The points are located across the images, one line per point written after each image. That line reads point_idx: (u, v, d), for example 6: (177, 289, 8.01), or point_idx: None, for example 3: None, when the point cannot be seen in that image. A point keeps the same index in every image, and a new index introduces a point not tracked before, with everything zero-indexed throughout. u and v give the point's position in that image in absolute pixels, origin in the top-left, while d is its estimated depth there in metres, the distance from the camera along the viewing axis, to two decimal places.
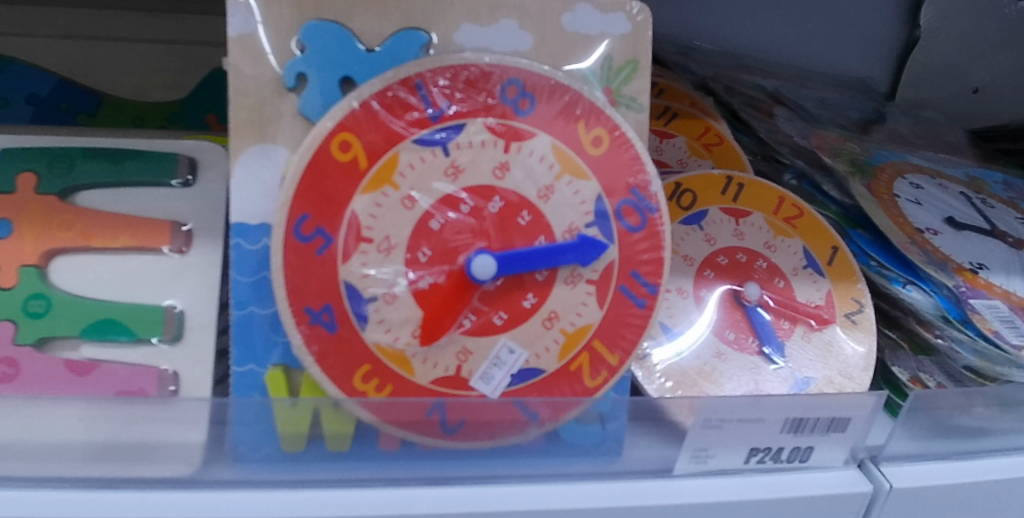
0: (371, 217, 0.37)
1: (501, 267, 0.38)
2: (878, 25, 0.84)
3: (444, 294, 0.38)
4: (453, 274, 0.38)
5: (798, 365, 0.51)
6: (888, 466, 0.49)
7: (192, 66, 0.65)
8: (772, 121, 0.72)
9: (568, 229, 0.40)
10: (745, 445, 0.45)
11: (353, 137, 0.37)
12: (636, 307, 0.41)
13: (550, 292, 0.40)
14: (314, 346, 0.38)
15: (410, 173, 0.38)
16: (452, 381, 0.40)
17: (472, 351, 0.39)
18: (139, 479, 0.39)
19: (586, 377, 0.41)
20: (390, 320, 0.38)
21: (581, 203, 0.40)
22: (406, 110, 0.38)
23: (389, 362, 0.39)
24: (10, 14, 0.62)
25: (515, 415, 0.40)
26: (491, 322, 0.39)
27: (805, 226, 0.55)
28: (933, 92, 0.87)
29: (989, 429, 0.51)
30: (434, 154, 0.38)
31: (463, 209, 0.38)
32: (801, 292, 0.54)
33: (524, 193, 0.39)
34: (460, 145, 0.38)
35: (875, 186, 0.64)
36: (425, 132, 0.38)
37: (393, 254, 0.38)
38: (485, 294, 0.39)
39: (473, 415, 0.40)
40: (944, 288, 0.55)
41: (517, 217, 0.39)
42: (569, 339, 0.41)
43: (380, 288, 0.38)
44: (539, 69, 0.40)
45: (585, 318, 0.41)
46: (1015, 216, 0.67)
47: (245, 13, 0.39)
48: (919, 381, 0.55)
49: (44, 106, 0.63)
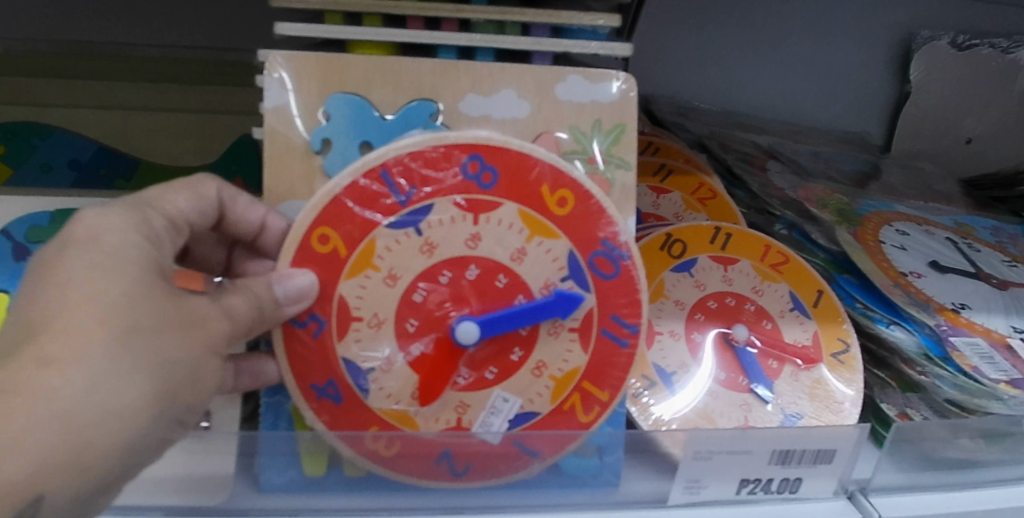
0: (360, 297, 0.44)
1: (481, 332, 0.43)
2: (863, 83, 0.90)
3: (434, 357, 0.44)
4: (439, 339, 0.44)
5: (787, 401, 0.54)
6: (877, 497, 0.51)
7: (222, 133, 0.70)
8: (765, 175, 0.76)
9: (545, 285, 0.44)
10: (735, 477, 0.47)
11: (331, 229, 0.43)
12: (620, 348, 0.46)
13: (535, 345, 0.45)
14: (317, 414, 0.44)
15: (389, 254, 0.43)
16: (452, 432, 0.45)
17: (469, 404, 0.45)
18: (171, 508, 0.43)
19: (579, 413, 0.46)
20: (388, 386, 0.45)
21: (553, 260, 0.44)
22: (376, 196, 0.43)
23: (393, 420, 0.45)
24: (56, 88, 0.69)
25: (518, 454, 0.44)
26: (482, 377, 0.45)
27: (791, 272, 0.59)
28: (926, 143, 0.91)
29: (976, 462, 0.53)
30: (409, 235, 0.43)
31: (441, 280, 0.44)
32: (788, 333, 0.57)
33: (497, 258, 0.44)
34: (432, 224, 0.43)
35: (861, 234, 0.67)
36: (399, 212, 0.43)
37: (383, 329, 0.44)
38: (468, 358, 0.45)
39: (478, 458, 0.44)
40: (926, 327, 0.58)
41: (494, 281, 0.44)
42: (558, 384, 0.45)
43: (377, 360, 0.44)
44: (497, 144, 0.43)
45: (572, 362, 0.45)
46: (1001, 258, 0.70)
47: (279, 87, 0.44)
48: (906, 417, 0.57)
49: (84, 170, 0.68)
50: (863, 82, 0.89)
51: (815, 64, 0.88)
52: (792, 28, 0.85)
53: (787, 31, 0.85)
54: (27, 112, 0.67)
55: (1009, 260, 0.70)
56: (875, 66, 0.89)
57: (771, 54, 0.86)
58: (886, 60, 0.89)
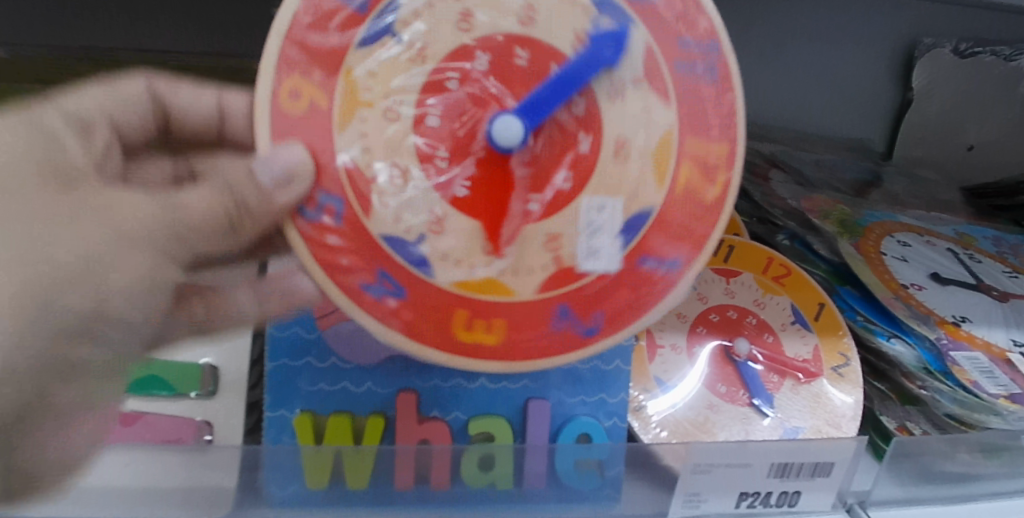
0: (359, 135, 0.36)
1: (524, 119, 0.37)
2: (867, 91, 0.89)
3: (482, 198, 0.37)
4: (481, 160, 0.37)
5: (788, 415, 0.54)
6: (877, 510, 0.51)
7: None
8: (768, 185, 0.77)
9: (575, 38, 0.38)
10: (735, 490, 0.48)
11: (298, 78, 0.35)
12: (709, 114, 0.40)
13: (602, 127, 0.39)
14: (376, 323, 0.37)
15: (375, 80, 0.36)
16: (516, 300, 0.38)
17: (558, 237, 0.38)
18: None
19: (681, 244, 0.40)
20: (421, 252, 0.37)
21: (570, 4, 0.38)
22: (330, 18, 0.36)
23: (427, 291, 0.37)
24: None
25: (585, 328, 0.39)
26: (551, 198, 0.38)
27: (793, 284, 0.60)
28: (928, 151, 0.92)
29: (975, 475, 0.53)
30: (386, 41, 0.36)
31: (450, 85, 0.37)
32: (789, 347, 0.57)
33: (508, 30, 0.38)
34: (411, 20, 0.37)
35: (863, 246, 0.67)
36: (361, 22, 0.36)
37: (407, 167, 0.37)
38: (501, 192, 0.38)
39: (536, 335, 0.38)
40: (926, 341, 0.58)
41: (516, 58, 0.38)
42: (636, 221, 0.39)
43: (412, 212, 0.37)
44: None
45: (653, 191, 0.39)
46: (1003, 270, 0.70)
47: None
48: (905, 430, 0.58)
49: None
50: (868, 88, 0.89)
51: (819, 71, 0.87)
52: (795, 35, 0.85)
53: (790, 37, 0.85)
54: None
55: (1010, 271, 0.70)
56: (879, 73, 0.88)
57: (775, 60, 0.85)
58: (890, 67, 0.88)
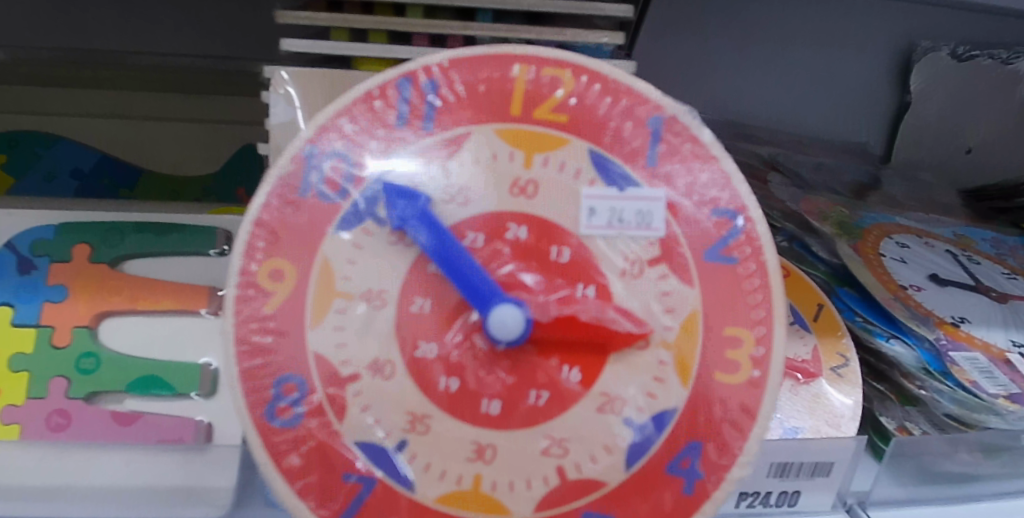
0: (344, 349, 0.38)
1: (502, 303, 0.37)
2: (867, 93, 0.89)
3: (510, 378, 0.39)
4: (488, 353, 0.39)
5: (788, 416, 0.54)
6: (876, 510, 0.51)
7: (225, 142, 0.74)
8: (767, 187, 0.77)
9: (523, 187, 0.40)
10: (735, 490, 0.48)
11: (272, 345, 0.38)
12: (709, 245, 0.40)
13: (608, 300, 0.39)
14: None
15: (349, 305, 0.38)
16: (584, 486, 0.38)
17: (605, 402, 0.39)
18: None
19: (732, 366, 0.39)
20: (517, 475, 0.38)
21: (510, 160, 0.40)
22: (256, 262, 0.39)
23: (489, 509, 0.38)
24: (61, 97, 0.71)
25: (682, 485, 0.39)
26: (566, 380, 0.39)
27: (793, 283, 0.61)
28: (927, 153, 0.92)
29: (977, 475, 0.54)
30: (350, 247, 0.39)
31: (425, 295, 0.39)
32: (789, 347, 0.57)
33: (478, 213, 0.39)
34: (372, 224, 0.39)
35: (862, 246, 0.67)
36: (318, 435, 0.38)
37: (413, 405, 0.38)
38: (534, 348, 0.39)
39: (634, 511, 0.39)
40: (925, 342, 0.58)
41: (500, 241, 0.39)
42: (677, 368, 0.39)
43: (424, 423, 0.38)
44: (333, 125, 0.40)
45: (674, 330, 0.39)
46: (1002, 271, 0.70)
47: (286, 103, 0.47)
48: (905, 431, 0.58)
49: (87, 180, 0.72)
50: (867, 90, 0.89)
51: (817, 73, 0.87)
52: (790, 38, 0.85)
53: (785, 41, 0.85)
54: (31, 121, 0.70)
55: (1009, 273, 0.70)
56: (878, 74, 0.88)
57: (774, 62, 0.86)
58: (886, 69, 0.88)
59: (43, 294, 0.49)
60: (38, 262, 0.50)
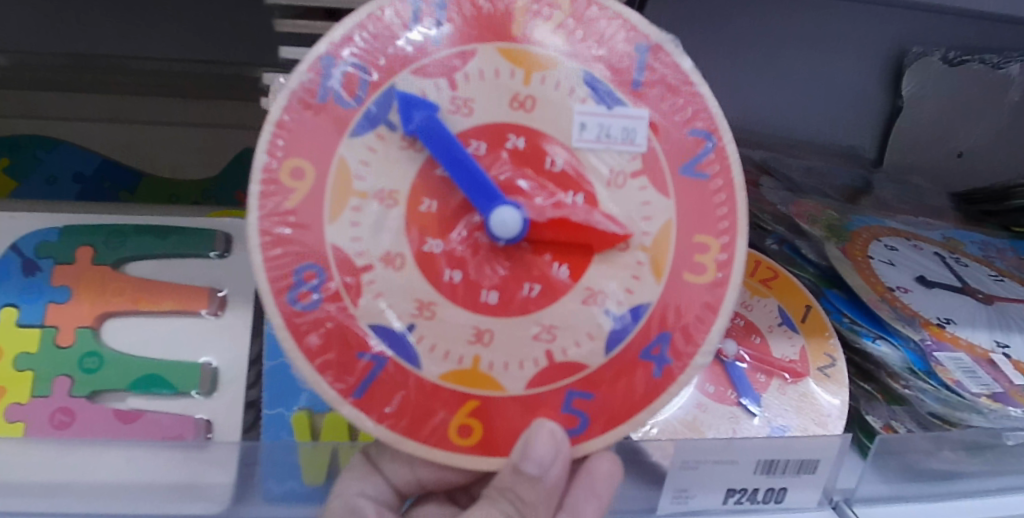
0: (355, 242, 0.38)
1: (500, 205, 0.38)
2: (857, 99, 0.90)
3: (507, 273, 0.39)
4: (485, 248, 0.39)
5: (774, 414, 0.55)
6: (861, 507, 0.53)
7: (225, 146, 0.76)
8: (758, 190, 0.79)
9: (521, 99, 0.40)
10: (723, 486, 0.49)
11: (290, 252, 0.38)
12: (706, 154, 0.41)
13: (598, 201, 0.40)
14: (608, 427, 0.40)
15: (360, 205, 0.38)
16: (562, 367, 0.40)
17: (588, 292, 0.40)
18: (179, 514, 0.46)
19: (705, 254, 0.41)
20: (514, 357, 0.39)
21: (510, 72, 0.40)
22: (273, 175, 0.38)
23: (478, 389, 0.39)
24: (61, 102, 0.73)
25: (655, 365, 0.41)
26: (558, 274, 0.40)
27: (781, 286, 0.62)
28: (919, 157, 0.93)
29: (959, 473, 0.55)
30: (363, 150, 0.38)
31: (432, 194, 0.39)
32: (776, 348, 0.58)
33: (478, 118, 0.39)
34: (383, 128, 0.39)
35: (851, 249, 0.68)
36: (335, 316, 0.39)
37: (422, 296, 0.39)
38: (529, 245, 0.40)
39: (610, 393, 0.40)
40: (910, 342, 0.59)
41: (499, 142, 0.40)
42: (652, 258, 0.40)
43: (421, 308, 0.39)
44: (338, 36, 0.39)
45: (657, 220, 0.40)
46: (988, 273, 0.72)
47: None
48: (891, 429, 0.59)
49: (88, 184, 0.73)
50: (859, 95, 0.90)
51: (809, 79, 0.88)
52: (782, 43, 0.84)
53: (778, 46, 0.84)
54: (33, 126, 0.72)
55: (996, 275, 0.72)
56: (870, 80, 0.89)
57: (767, 67, 0.86)
58: (879, 72, 0.88)
59: (47, 295, 0.51)
60: (42, 264, 0.52)
